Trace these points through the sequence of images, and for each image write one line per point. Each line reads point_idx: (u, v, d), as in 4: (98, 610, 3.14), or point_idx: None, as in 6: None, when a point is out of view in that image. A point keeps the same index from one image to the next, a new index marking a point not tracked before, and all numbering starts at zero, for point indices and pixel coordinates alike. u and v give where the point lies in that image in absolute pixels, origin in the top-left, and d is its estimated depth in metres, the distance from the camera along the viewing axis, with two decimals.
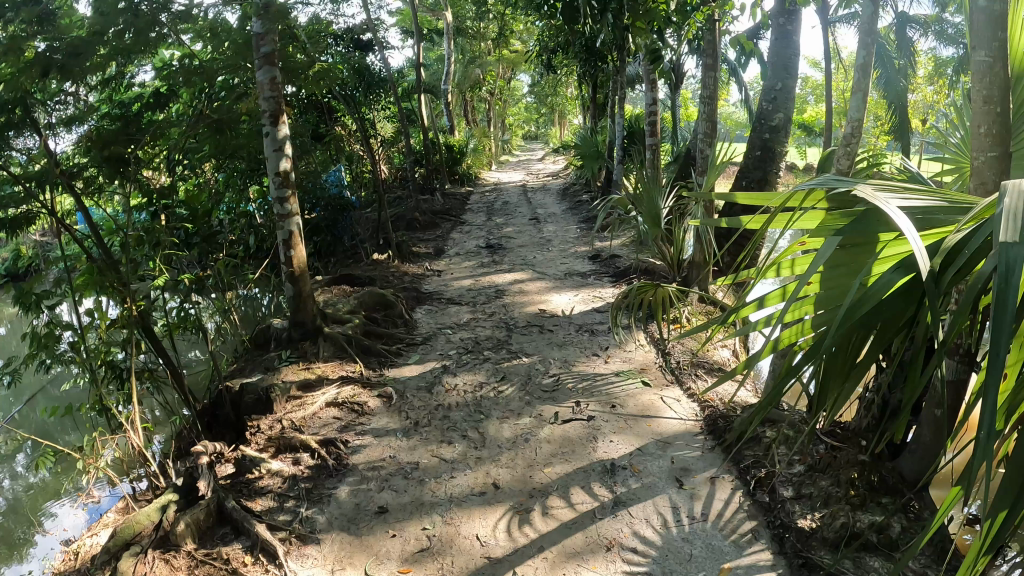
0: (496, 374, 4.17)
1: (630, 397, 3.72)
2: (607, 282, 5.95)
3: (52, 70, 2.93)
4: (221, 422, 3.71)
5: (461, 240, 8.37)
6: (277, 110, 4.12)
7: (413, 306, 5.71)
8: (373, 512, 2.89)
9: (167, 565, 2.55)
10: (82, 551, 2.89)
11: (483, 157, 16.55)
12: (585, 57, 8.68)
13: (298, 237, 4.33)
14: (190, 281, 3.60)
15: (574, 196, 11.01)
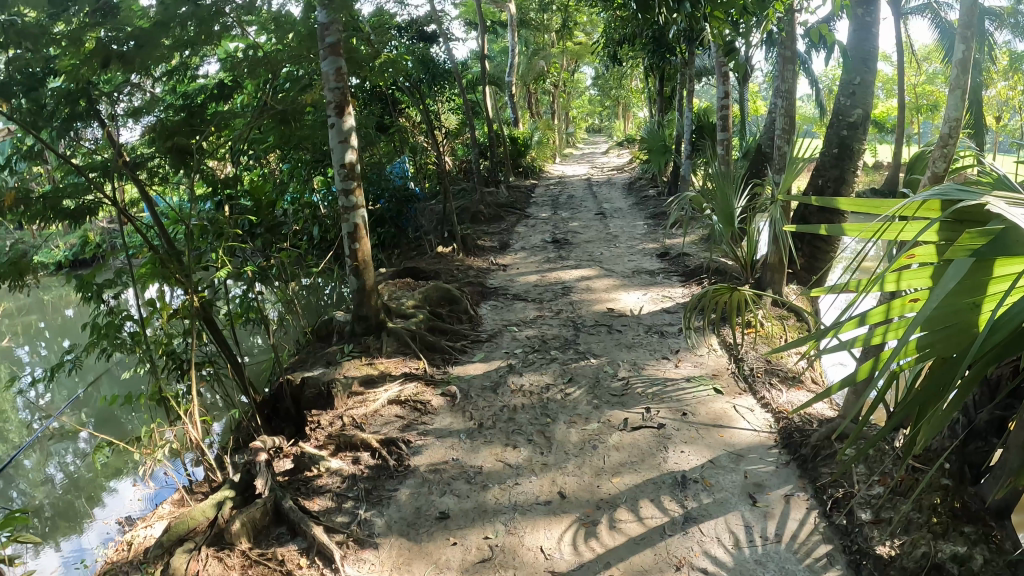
0: (564, 375, 4.13)
1: (701, 404, 3.65)
2: (676, 282, 5.85)
3: (112, 61, 2.97)
4: (281, 415, 3.79)
5: (527, 234, 8.34)
6: (342, 101, 4.10)
7: (477, 302, 5.70)
8: (434, 518, 2.87)
9: (221, 564, 2.58)
10: (136, 542, 2.96)
11: (547, 150, 16.50)
12: (652, 49, 8.53)
13: (363, 230, 4.33)
14: (252, 271, 3.63)
15: (639, 191, 10.86)
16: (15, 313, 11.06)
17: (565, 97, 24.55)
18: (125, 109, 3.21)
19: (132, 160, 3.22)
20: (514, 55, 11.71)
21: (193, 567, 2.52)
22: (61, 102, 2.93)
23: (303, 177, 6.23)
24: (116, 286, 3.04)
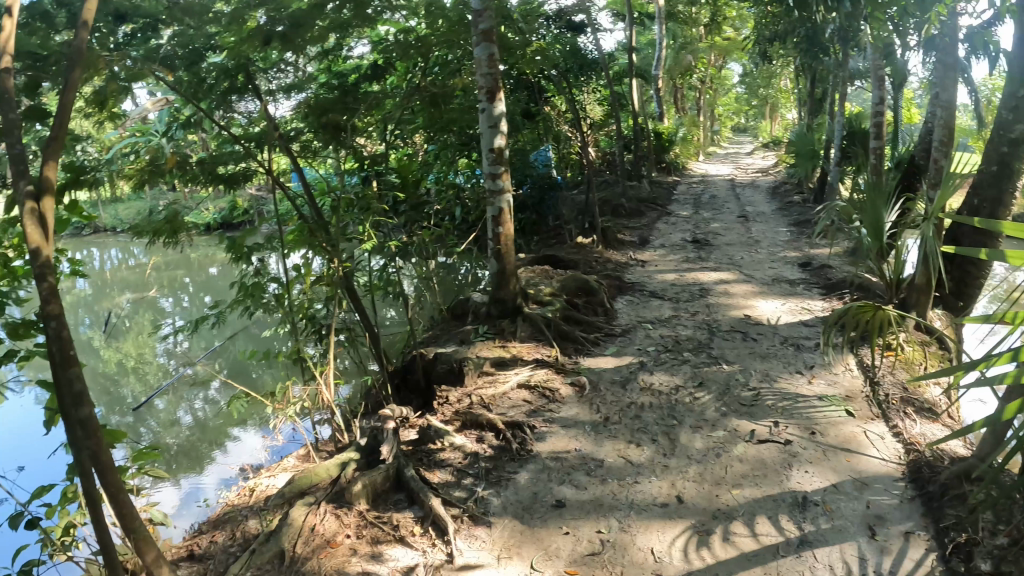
0: (694, 379, 4.09)
1: (832, 426, 3.51)
2: (816, 295, 5.61)
3: (273, 40, 3.34)
4: (410, 385, 4.18)
5: (668, 231, 8.26)
6: (494, 88, 4.31)
7: (612, 296, 5.73)
8: (549, 504, 2.98)
9: (338, 520, 2.85)
10: (256, 492, 3.62)
11: (691, 147, 16.22)
12: (804, 49, 8.29)
13: (507, 213, 4.51)
14: (395, 248, 3.88)
15: (784, 196, 10.54)
16: (173, 273, 11.87)
17: (711, 96, 24.08)
18: (280, 84, 3.72)
19: (285, 133, 3.61)
20: (661, 47, 11.60)
21: (312, 518, 2.82)
22: (223, 76, 3.43)
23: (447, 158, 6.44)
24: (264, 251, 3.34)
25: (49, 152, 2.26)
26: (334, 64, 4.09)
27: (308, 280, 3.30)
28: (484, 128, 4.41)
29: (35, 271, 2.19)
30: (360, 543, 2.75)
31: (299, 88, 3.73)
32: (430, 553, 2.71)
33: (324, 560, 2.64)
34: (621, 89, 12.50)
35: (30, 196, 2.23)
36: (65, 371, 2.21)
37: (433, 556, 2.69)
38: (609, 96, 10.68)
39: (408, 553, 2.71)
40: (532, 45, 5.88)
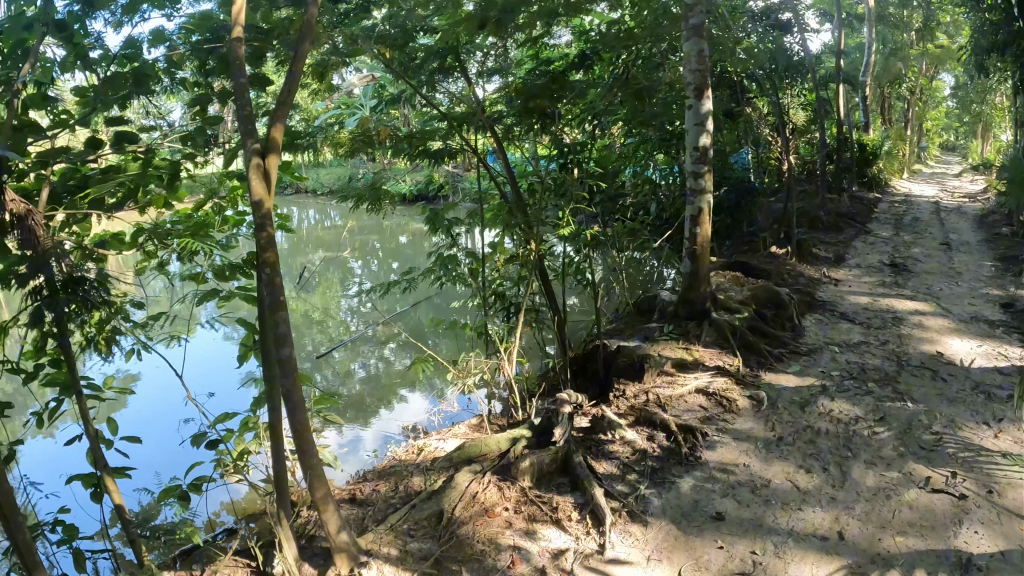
0: (875, 413, 4.13)
1: (1011, 487, 3.38)
2: (1019, 339, 5.18)
3: (485, 23, 4.30)
4: (588, 373, 5.19)
5: (864, 250, 8.06)
6: (703, 84, 4.94)
7: (801, 314, 5.83)
8: (709, 515, 3.45)
9: (501, 493, 3.73)
10: (429, 455, 4.62)
11: (897, 160, 15.57)
12: (1012, 56, 7.90)
13: (706, 216, 5.14)
14: (588, 233, 5.15)
15: (992, 217, 9.85)
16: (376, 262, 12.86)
17: (922, 107, 22.84)
18: (485, 67, 4.87)
19: (489, 116, 4.75)
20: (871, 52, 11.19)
21: (480, 488, 3.74)
22: (431, 57, 4.55)
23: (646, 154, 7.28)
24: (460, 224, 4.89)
25: (277, 116, 2.86)
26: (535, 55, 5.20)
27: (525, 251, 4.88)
28: (692, 124, 5.03)
29: (257, 220, 2.77)
30: (516, 518, 3.56)
31: (499, 72, 4.82)
32: (582, 540, 3.37)
33: (479, 529, 3.48)
34: (828, 93, 12.29)
35: (257, 153, 2.85)
36: (274, 314, 2.80)
37: (585, 544, 3.34)
38: (814, 101, 10.64)
39: (562, 536, 3.42)
40: (737, 40, 6.37)
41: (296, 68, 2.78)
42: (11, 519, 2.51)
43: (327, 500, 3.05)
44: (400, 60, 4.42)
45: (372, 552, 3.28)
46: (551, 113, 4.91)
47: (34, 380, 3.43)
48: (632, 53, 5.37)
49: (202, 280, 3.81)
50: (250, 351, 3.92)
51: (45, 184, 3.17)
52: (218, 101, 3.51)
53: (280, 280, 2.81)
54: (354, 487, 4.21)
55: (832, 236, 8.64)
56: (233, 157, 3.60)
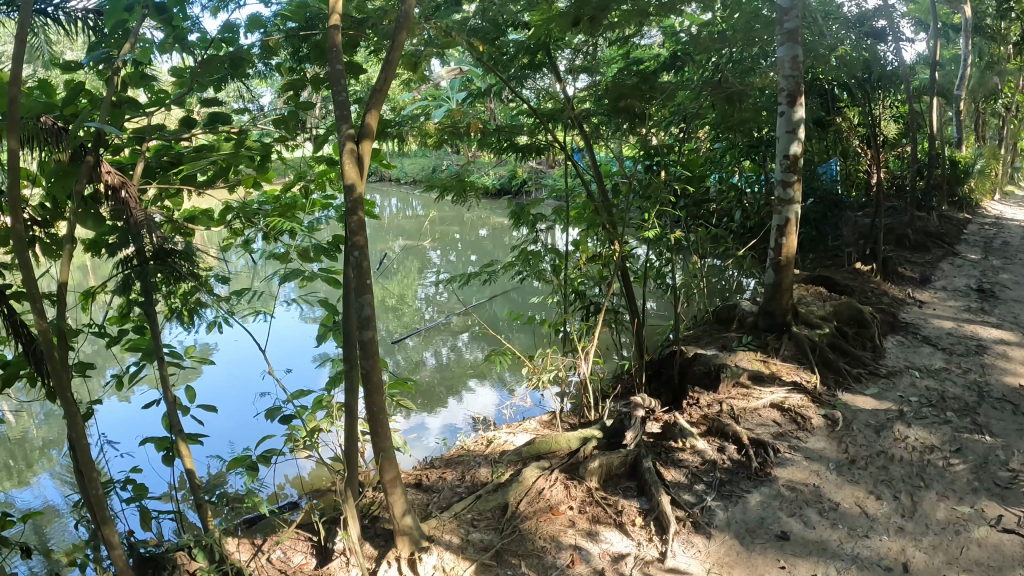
0: (952, 443, 4.02)
1: None
2: None
3: (580, 20, 4.25)
4: (662, 378, 5.17)
5: (952, 272, 7.81)
6: (796, 91, 4.84)
7: (883, 334, 5.68)
8: (774, 534, 3.40)
9: (566, 492, 3.76)
10: (494, 444, 4.75)
11: (992, 180, 15.02)
12: None
13: (794, 226, 5.03)
14: (671, 238, 5.18)
15: None
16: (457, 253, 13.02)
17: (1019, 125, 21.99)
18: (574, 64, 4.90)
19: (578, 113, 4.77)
20: (968, 66, 10.79)
21: (545, 486, 3.77)
22: (522, 52, 4.57)
23: (732, 159, 7.26)
24: (543, 220, 4.96)
25: (372, 103, 2.95)
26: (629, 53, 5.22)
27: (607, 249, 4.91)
28: (783, 131, 4.93)
29: (348, 203, 2.87)
30: (579, 517, 3.59)
31: (590, 71, 4.82)
32: (644, 546, 3.38)
33: (542, 526, 3.53)
34: (922, 106, 11.96)
35: (351, 138, 2.93)
36: (360, 295, 2.91)
37: (646, 550, 3.34)
38: (907, 114, 10.37)
39: (624, 540, 3.44)
40: (829, 46, 6.28)
41: (392, 57, 2.88)
42: (89, 473, 2.59)
43: (395, 484, 3.15)
44: (491, 53, 4.46)
45: (433, 539, 3.36)
46: (641, 113, 4.89)
47: (118, 343, 3.55)
48: (724, 55, 5.32)
49: (287, 259, 3.91)
50: (329, 332, 4.02)
51: (139, 158, 3.28)
52: (311, 86, 3.62)
53: (367, 263, 2.91)
54: (422, 474, 4.33)
55: (919, 256, 8.39)
56: (323, 142, 3.71)
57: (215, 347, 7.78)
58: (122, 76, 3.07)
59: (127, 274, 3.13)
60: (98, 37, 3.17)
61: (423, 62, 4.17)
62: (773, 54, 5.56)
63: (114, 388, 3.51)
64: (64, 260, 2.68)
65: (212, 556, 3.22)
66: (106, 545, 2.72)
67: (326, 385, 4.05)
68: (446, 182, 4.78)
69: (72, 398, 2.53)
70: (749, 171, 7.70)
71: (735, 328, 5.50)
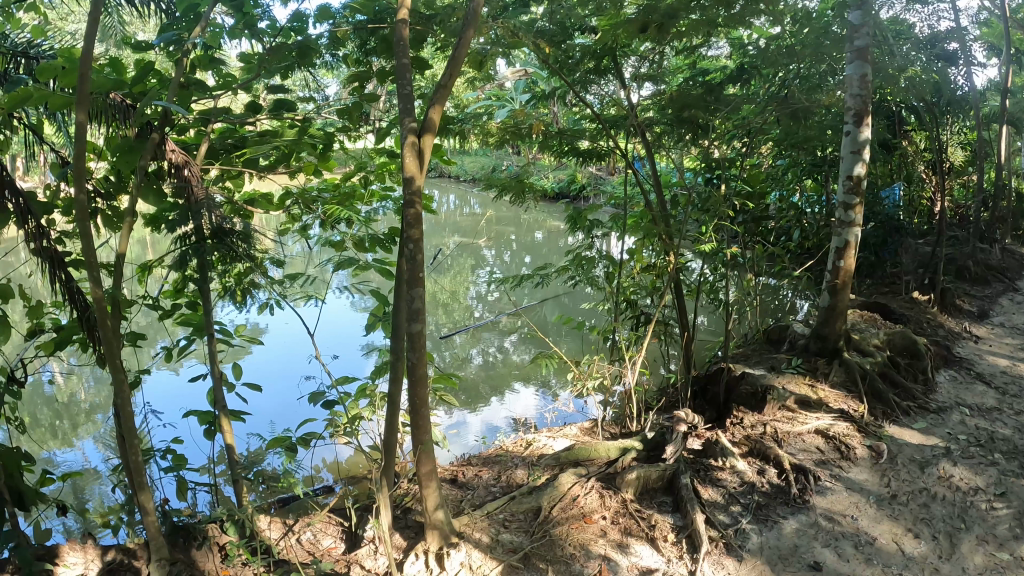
0: (998, 486, 3.90)
1: None
2: None
3: (649, 26, 4.18)
4: (706, 394, 5.10)
5: (1013, 308, 7.59)
6: (862, 111, 4.74)
7: (935, 367, 5.53)
8: (807, 564, 3.34)
9: (601, 502, 3.72)
10: (534, 446, 4.76)
11: None
12: None
13: (852, 249, 4.92)
14: (727, 252, 5.12)
15: None
16: (510, 254, 13.05)
17: None
18: (641, 76, 4.83)
19: (642, 121, 4.73)
20: None
21: (581, 495, 3.74)
22: (588, 57, 4.59)
23: (795, 177, 7.13)
24: (605, 226, 4.94)
25: (436, 98, 2.96)
26: (694, 63, 5.18)
27: (664, 263, 4.85)
28: (848, 151, 4.83)
29: (406, 195, 2.88)
30: (611, 528, 3.56)
31: (655, 79, 4.76)
32: (673, 564, 3.34)
33: (573, 532, 3.50)
34: (991, 135, 11.66)
35: (413, 132, 2.93)
36: (411, 288, 2.91)
37: (676, 568, 3.31)
38: (976, 142, 10.12)
39: (654, 555, 3.40)
40: (901, 66, 6.14)
41: (458, 53, 2.90)
42: (129, 439, 2.64)
43: (430, 477, 3.15)
44: (556, 56, 4.47)
45: (463, 535, 3.36)
46: (703, 124, 4.82)
47: (170, 317, 3.61)
48: (791, 70, 5.23)
49: (342, 247, 3.94)
50: (377, 322, 4.04)
51: (203, 139, 3.34)
52: (377, 79, 3.63)
53: (421, 256, 2.92)
54: (458, 471, 4.33)
55: (978, 290, 8.17)
56: (386, 134, 3.73)
57: (265, 329, 7.90)
58: (193, 58, 3.13)
59: (184, 250, 3.18)
60: (170, 18, 3.23)
61: (487, 62, 4.18)
62: (841, 73, 5.46)
63: (163, 360, 3.56)
64: (123, 233, 2.74)
65: (243, 532, 3.27)
66: (141, 511, 2.78)
67: (370, 374, 4.07)
68: (504, 181, 4.79)
69: (120, 365, 2.59)
70: (812, 191, 7.58)
71: (785, 349, 5.42)
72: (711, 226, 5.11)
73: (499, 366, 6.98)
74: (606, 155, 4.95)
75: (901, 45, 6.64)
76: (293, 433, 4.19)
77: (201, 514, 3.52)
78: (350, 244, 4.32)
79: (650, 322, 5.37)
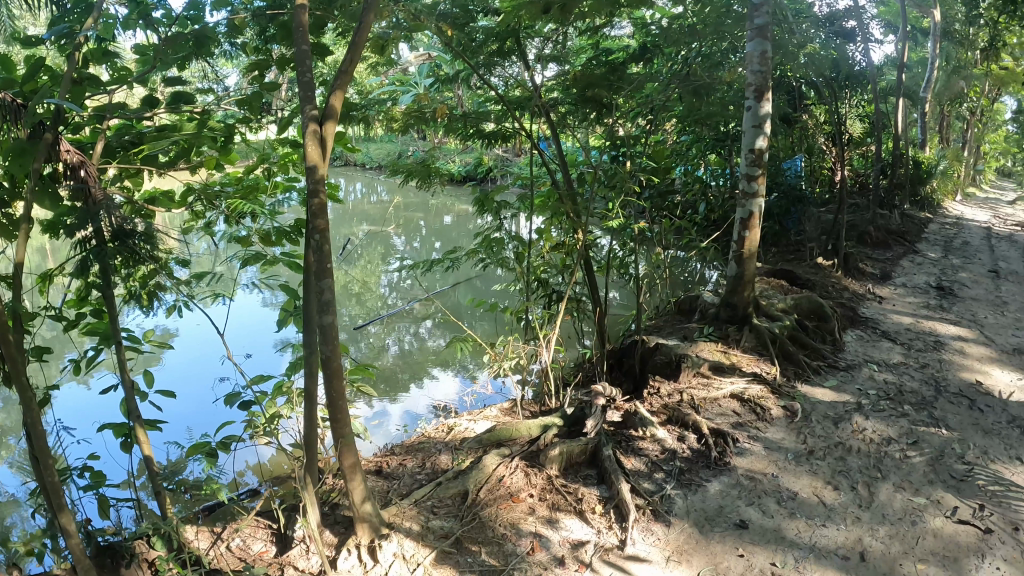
0: (909, 435, 4.10)
1: None
2: None
3: (553, 8, 4.19)
4: (623, 367, 5.21)
5: (912, 270, 7.92)
6: (762, 86, 4.89)
7: (843, 328, 5.76)
8: (733, 523, 3.45)
9: (527, 479, 3.76)
10: (454, 430, 4.78)
11: (950, 185, 15.47)
12: None
13: (756, 218, 5.08)
14: (635, 227, 5.22)
15: None
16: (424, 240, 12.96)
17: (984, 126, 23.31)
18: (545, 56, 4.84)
19: (545, 101, 4.80)
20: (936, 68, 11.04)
21: (505, 474, 3.77)
22: (491, 39, 4.59)
23: (700, 152, 7.31)
24: (511, 206, 4.95)
25: (337, 85, 2.92)
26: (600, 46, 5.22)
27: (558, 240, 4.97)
28: (750, 126, 4.98)
29: (309, 185, 2.84)
30: (539, 505, 3.61)
31: (559, 60, 4.82)
32: (604, 534, 3.41)
33: (503, 513, 3.53)
34: (888, 107, 12.16)
35: (315, 120, 2.89)
36: (319, 280, 2.86)
37: (606, 538, 3.38)
38: (874, 114, 10.54)
39: (584, 528, 3.46)
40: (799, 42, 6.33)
41: (359, 39, 2.86)
42: (44, 460, 2.54)
43: (355, 471, 3.12)
44: (460, 40, 4.47)
45: (393, 526, 3.35)
46: (607, 103, 4.93)
47: (75, 327, 3.46)
48: (693, 48, 5.40)
49: (248, 242, 3.85)
50: (289, 317, 3.96)
51: (99, 137, 3.20)
52: (277, 67, 3.57)
53: (328, 246, 2.87)
54: (382, 461, 4.32)
55: (880, 253, 8.53)
56: (288, 125, 3.64)
57: (172, 331, 7.67)
58: (85, 52, 3.03)
59: (84, 254, 3.06)
60: (59, 10, 3.10)
61: (391, 46, 4.15)
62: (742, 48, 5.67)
63: (71, 373, 3.42)
64: (20, 242, 2.61)
65: (171, 545, 3.19)
66: (62, 531, 2.68)
67: (285, 371, 3.99)
68: (410, 167, 4.77)
69: (27, 383, 2.47)
70: (714, 164, 7.79)
71: (695, 319, 5.56)
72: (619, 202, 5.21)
73: (419, 354, 6.97)
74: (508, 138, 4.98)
75: (799, 23, 6.92)
76: (212, 438, 4.10)
77: (126, 528, 3.43)
78: (257, 239, 4.21)
79: (556, 300, 5.42)
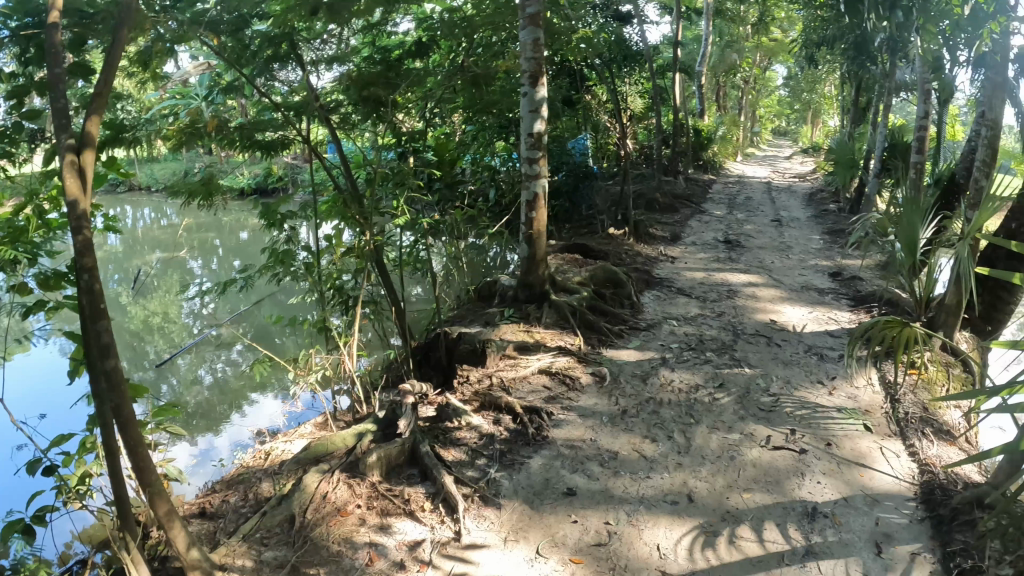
0: (715, 379, 4.60)
1: (848, 440, 3.90)
2: (846, 305, 6.02)
3: (321, 9, 4.25)
4: (432, 361, 5.08)
5: (700, 229, 8.86)
6: (536, 72, 5.06)
7: (641, 290, 6.30)
8: (561, 492, 3.56)
9: (351, 490, 3.58)
10: (272, 454, 4.58)
11: (724, 146, 16.89)
12: (854, 55, 8.89)
13: (540, 200, 5.28)
14: (425, 221, 5.26)
15: (822, 205, 11.28)
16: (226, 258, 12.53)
17: (755, 91, 25.52)
18: (323, 56, 4.79)
19: (326, 105, 4.72)
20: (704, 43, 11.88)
21: (327, 487, 3.55)
22: (267, 44, 4.43)
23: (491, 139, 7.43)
24: (296, 215, 4.75)
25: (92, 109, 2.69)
26: (378, 38, 5.21)
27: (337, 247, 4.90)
28: (527, 112, 5.17)
29: (72, 221, 2.58)
30: (368, 514, 3.47)
31: (340, 61, 4.78)
32: (438, 530, 3.36)
33: (333, 530, 3.35)
34: (664, 82, 12.96)
35: (71, 150, 2.64)
36: (95, 322, 2.61)
37: (441, 533, 3.33)
38: (653, 92, 11.20)
39: (417, 528, 3.38)
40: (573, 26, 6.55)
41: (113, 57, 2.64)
42: None
43: (173, 518, 2.92)
44: (233, 50, 4.29)
45: (226, 568, 3.11)
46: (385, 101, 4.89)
47: None
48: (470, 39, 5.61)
49: (24, 292, 3.51)
50: (81, 365, 3.61)
51: None
52: (37, 93, 3.27)
53: (100, 286, 2.63)
54: (206, 500, 3.97)
55: (668, 218, 9.22)
56: (49, 155, 3.37)
57: None
58: None
59: None
60: None
61: (158, 60, 3.95)
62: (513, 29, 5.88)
63: None
64: None
65: None
66: None
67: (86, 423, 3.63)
68: (191, 186, 4.54)
69: None
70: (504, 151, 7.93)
71: (494, 302, 5.77)
72: (411, 197, 5.23)
73: (230, 378, 6.76)
74: (291, 147, 4.90)
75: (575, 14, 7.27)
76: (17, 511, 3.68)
77: None
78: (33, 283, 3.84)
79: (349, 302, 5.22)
